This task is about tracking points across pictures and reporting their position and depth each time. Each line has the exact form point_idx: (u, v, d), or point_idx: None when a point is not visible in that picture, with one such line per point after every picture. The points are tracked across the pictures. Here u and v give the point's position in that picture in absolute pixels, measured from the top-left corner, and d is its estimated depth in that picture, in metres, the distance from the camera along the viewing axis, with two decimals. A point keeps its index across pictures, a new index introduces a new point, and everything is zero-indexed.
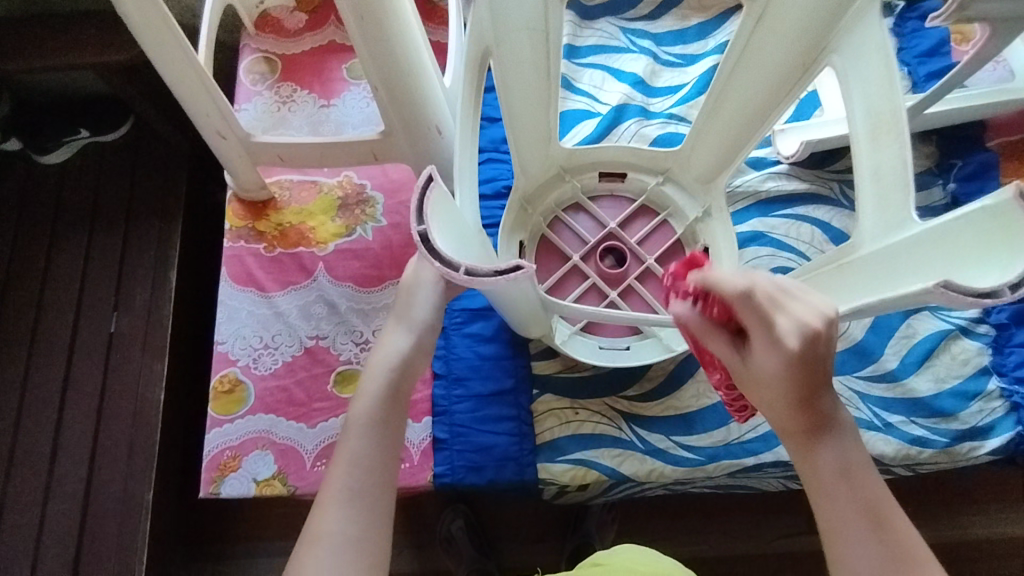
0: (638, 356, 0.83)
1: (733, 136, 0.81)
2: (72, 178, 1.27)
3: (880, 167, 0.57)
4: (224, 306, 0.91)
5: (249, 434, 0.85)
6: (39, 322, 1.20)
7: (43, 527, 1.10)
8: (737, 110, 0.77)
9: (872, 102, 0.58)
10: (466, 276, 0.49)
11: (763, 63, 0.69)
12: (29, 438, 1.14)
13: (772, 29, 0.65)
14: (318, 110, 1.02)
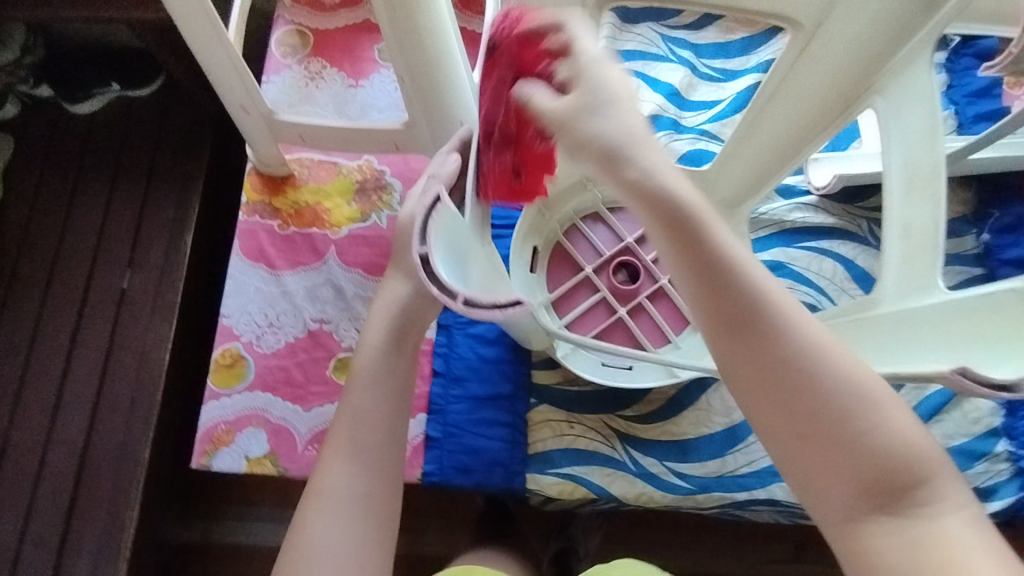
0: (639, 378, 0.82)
1: (767, 161, 0.77)
2: (100, 130, 1.27)
3: (910, 224, 0.64)
4: (232, 280, 0.91)
5: (245, 410, 0.86)
6: (56, 271, 1.22)
7: (43, 471, 1.12)
8: (772, 135, 0.73)
9: (909, 154, 0.64)
10: (464, 306, 0.54)
11: (806, 91, 0.65)
12: (37, 385, 1.16)
13: (821, 57, 0.61)
14: (346, 89, 1.01)
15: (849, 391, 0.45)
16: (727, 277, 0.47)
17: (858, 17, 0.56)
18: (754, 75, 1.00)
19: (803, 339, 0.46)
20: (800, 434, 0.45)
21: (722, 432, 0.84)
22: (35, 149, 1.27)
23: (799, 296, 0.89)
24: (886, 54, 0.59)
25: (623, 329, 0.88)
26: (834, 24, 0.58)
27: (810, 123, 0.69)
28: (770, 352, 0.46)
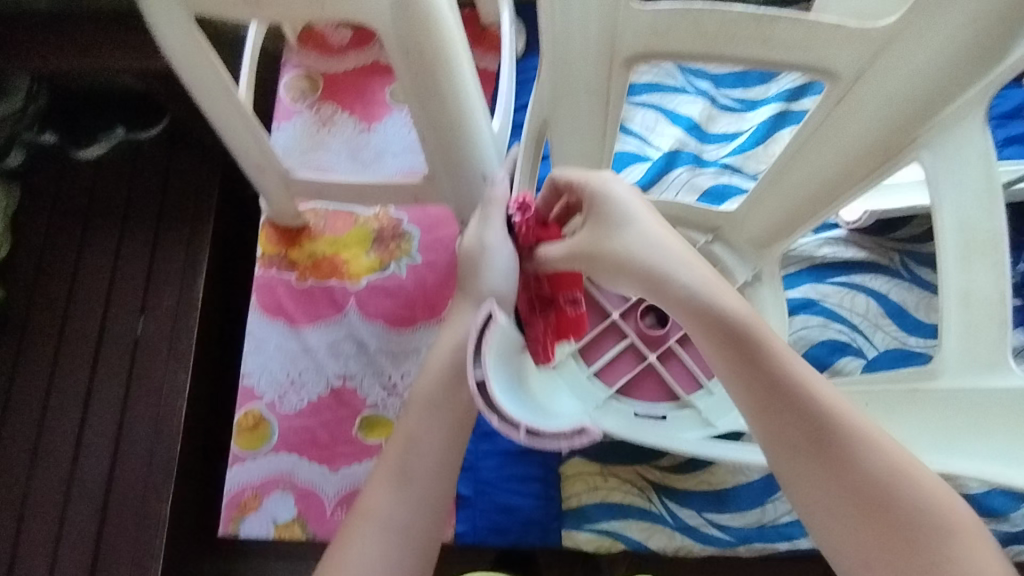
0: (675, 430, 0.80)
1: (800, 205, 0.74)
2: (105, 174, 1.21)
3: (970, 291, 0.55)
4: (252, 337, 0.90)
5: (272, 473, 0.84)
6: (66, 323, 1.14)
7: (62, 533, 1.03)
8: (807, 179, 0.70)
9: (965, 214, 0.55)
10: (525, 437, 0.43)
11: (843, 138, 0.63)
12: (48, 449, 1.07)
13: (862, 105, 0.59)
14: (359, 134, 0.99)
15: (887, 463, 0.44)
16: (761, 356, 0.47)
17: (904, 66, 0.54)
18: (775, 104, 0.98)
19: (839, 415, 0.45)
20: (841, 507, 0.44)
21: (761, 480, 0.82)
22: (37, 197, 1.21)
23: (833, 334, 0.87)
24: (935, 107, 0.55)
25: (653, 376, 0.85)
26: (876, 72, 0.55)
27: (847, 169, 0.65)
28: (805, 428, 0.45)
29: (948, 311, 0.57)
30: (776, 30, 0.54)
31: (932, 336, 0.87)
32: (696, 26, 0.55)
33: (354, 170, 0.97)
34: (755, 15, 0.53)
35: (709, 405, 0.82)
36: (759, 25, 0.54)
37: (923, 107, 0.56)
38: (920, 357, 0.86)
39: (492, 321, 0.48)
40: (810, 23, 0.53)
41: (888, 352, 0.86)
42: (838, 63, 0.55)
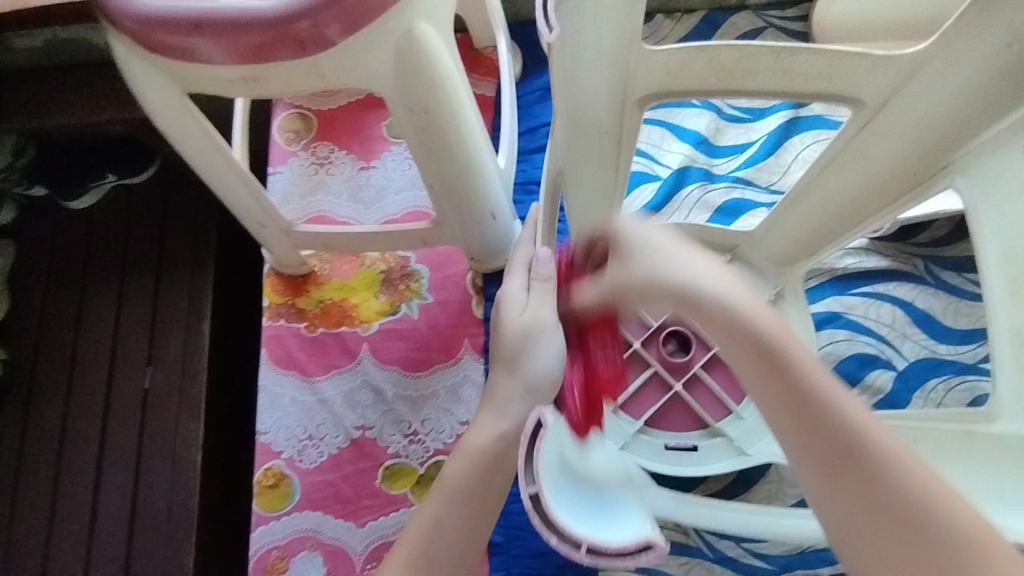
0: (707, 460, 0.80)
1: (821, 229, 0.71)
2: (100, 225, 1.17)
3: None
4: (265, 392, 0.87)
5: (297, 532, 0.82)
6: (72, 382, 1.10)
7: None
8: (827, 205, 0.68)
9: (1011, 250, 0.49)
10: (588, 556, 0.42)
11: (866, 164, 0.61)
12: (64, 517, 1.03)
13: (886, 133, 0.57)
14: (358, 172, 0.96)
15: (949, 521, 0.34)
16: (801, 387, 0.37)
17: (930, 97, 0.52)
18: (783, 110, 0.95)
19: (894, 468, 0.36)
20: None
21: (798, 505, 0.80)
22: (33, 255, 1.16)
23: (861, 348, 0.85)
24: (965, 135, 0.53)
25: (681, 404, 0.83)
26: (901, 101, 0.53)
27: (872, 194, 0.63)
28: (866, 482, 0.36)
29: (1001, 349, 0.51)
30: (796, 62, 0.52)
31: (963, 343, 0.84)
32: (713, 62, 0.53)
33: (357, 210, 0.94)
34: (774, 49, 0.52)
35: (741, 432, 0.80)
36: (777, 60, 0.52)
37: (952, 137, 0.53)
38: (953, 365, 0.83)
39: (543, 427, 0.44)
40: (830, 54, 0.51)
41: (919, 362, 0.84)
42: (861, 89, 0.54)
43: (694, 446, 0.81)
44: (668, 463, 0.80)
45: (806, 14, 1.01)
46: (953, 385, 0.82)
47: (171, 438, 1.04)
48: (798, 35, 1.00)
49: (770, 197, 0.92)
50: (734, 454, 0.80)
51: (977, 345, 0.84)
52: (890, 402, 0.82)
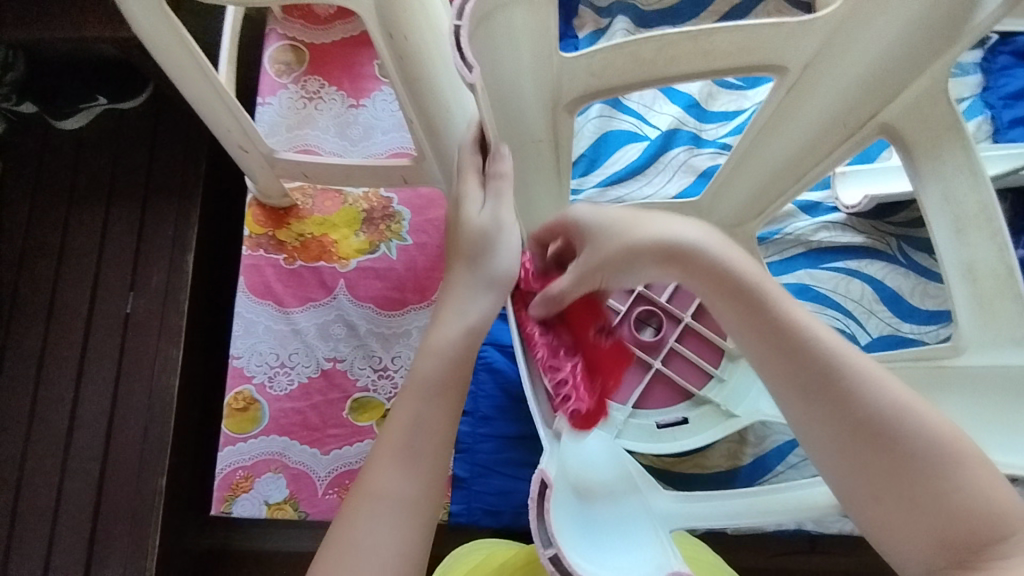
0: (698, 427, 0.81)
1: (766, 186, 0.72)
2: (88, 146, 1.16)
3: (973, 264, 0.52)
4: (240, 319, 0.88)
5: (262, 455, 0.85)
6: (54, 300, 1.10)
7: (59, 508, 1.01)
8: (769, 163, 0.69)
9: (948, 190, 0.52)
10: None
11: (801, 120, 0.62)
12: (41, 428, 1.05)
13: (813, 89, 0.59)
14: (347, 110, 0.96)
15: (932, 442, 0.40)
16: (796, 338, 0.43)
17: (854, 50, 0.54)
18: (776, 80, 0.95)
19: (887, 414, 0.40)
20: (874, 492, 0.40)
21: (753, 464, 0.83)
22: (22, 171, 1.16)
23: (826, 321, 0.87)
24: (892, 88, 0.54)
25: (663, 381, 0.84)
26: (825, 58, 0.55)
27: (812, 149, 0.65)
28: (840, 407, 0.41)
29: (953, 288, 0.54)
30: (715, 42, 0.53)
31: (927, 323, 0.86)
32: (634, 56, 0.54)
33: (343, 147, 0.94)
34: (691, 35, 0.52)
35: (724, 395, 0.81)
36: (695, 43, 0.52)
37: (876, 82, 0.55)
38: (914, 343, 0.85)
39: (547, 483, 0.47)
40: (748, 30, 0.52)
41: (881, 338, 0.86)
42: (786, 57, 0.55)
43: (683, 417, 0.82)
44: (661, 440, 0.81)
45: None
46: None
47: (150, 360, 1.06)
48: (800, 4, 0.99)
49: None
50: (724, 418, 0.81)
51: (939, 326, 0.85)
52: None
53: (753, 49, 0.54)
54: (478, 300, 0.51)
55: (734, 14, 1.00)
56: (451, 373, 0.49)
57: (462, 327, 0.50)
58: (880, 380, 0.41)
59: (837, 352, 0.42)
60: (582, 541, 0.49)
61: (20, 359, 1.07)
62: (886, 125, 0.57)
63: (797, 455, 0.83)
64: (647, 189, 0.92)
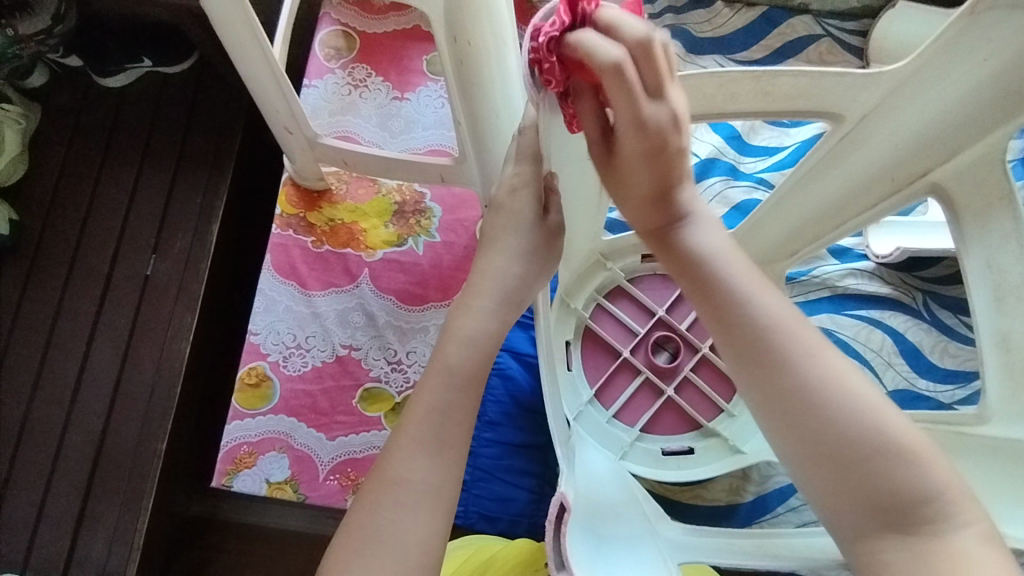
0: (702, 460, 0.81)
1: (802, 229, 0.72)
2: (128, 106, 1.17)
3: (1009, 335, 0.52)
4: (262, 296, 0.89)
5: (269, 433, 0.85)
6: (77, 253, 1.11)
7: (58, 459, 1.02)
8: (811, 206, 0.68)
9: (994, 253, 0.53)
10: None
11: (848, 166, 0.61)
12: (49, 379, 1.05)
13: (869, 139, 0.58)
14: (390, 101, 0.96)
15: (866, 426, 0.39)
16: (736, 316, 0.43)
17: (913, 105, 0.53)
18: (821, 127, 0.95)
19: (826, 381, 0.41)
20: (809, 453, 0.40)
21: (753, 503, 0.83)
22: (60, 123, 1.17)
23: None
24: (945, 148, 0.55)
25: (672, 409, 0.84)
26: (885, 109, 0.54)
27: (856, 197, 0.64)
28: (776, 384, 0.41)
29: (983, 355, 0.54)
30: (776, 84, 0.53)
31: (944, 382, 0.85)
32: (695, 90, 0.53)
33: (383, 138, 0.95)
34: (754, 74, 0.52)
35: (733, 430, 0.81)
36: (757, 83, 0.53)
37: (931, 138, 0.55)
38: (928, 401, 0.85)
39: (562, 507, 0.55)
40: (811, 76, 0.52)
41: (898, 392, 0.85)
42: (844, 104, 0.55)
43: (688, 447, 0.82)
44: (666, 468, 0.81)
45: (866, 30, 1.00)
46: None
47: (164, 323, 1.07)
48: (852, 49, 0.99)
49: None
50: (728, 453, 0.80)
51: (957, 386, 0.85)
52: None
53: (816, 94, 0.54)
54: (510, 315, 0.53)
55: (784, 50, 1.00)
56: (472, 379, 0.50)
57: (489, 333, 0.51)
58: (817, 343, 0.42)
59: (771, 307, 0.43)
60: (593, 548, 0.56)
61: (37, 309, 1.08)
62: (936, 185, 0.58)
63: (798, 499, 0.83)
64: None
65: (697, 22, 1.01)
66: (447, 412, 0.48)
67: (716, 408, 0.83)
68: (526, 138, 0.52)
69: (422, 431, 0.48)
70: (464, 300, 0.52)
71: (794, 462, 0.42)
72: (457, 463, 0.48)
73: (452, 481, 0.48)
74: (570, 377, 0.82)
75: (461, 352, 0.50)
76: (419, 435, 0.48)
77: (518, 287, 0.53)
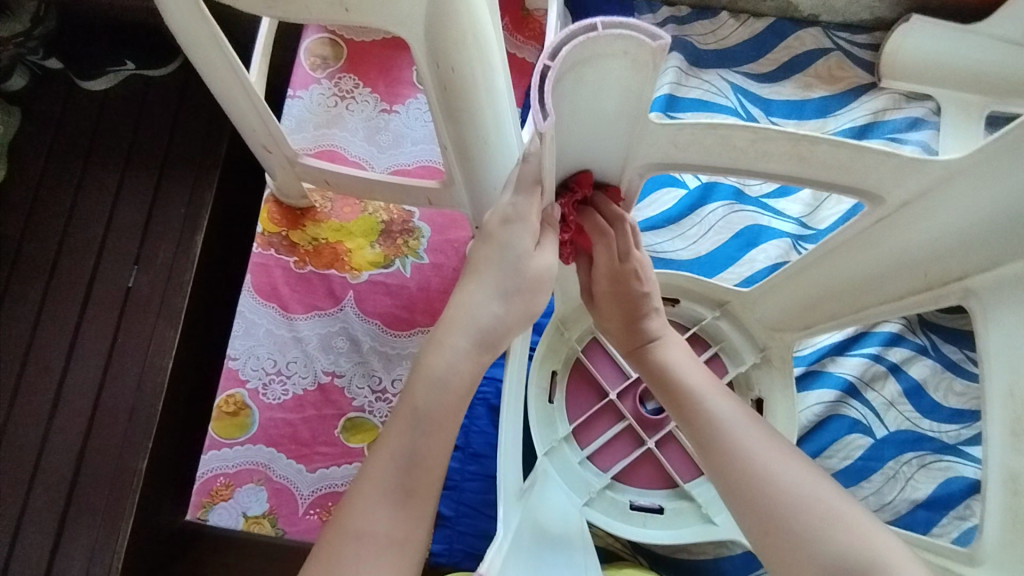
0: (672, 523, 0.76)
1: (820, 303, 0.68)
2: (111, 109, 1.06)
3: (1019, 475, 0.45)
4: (242, 318, 0.85)
5: (246, 464, 0.81)
6: (56, 264, 1.00)
7: (28, 497, 0.90)
8: (831, 281, 0.64)
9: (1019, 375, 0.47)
10: None
11: (878, 250, 0.57)
12: (22, 410, 0.93)
13: (904, 228, 0.54)
14: (378, 114, 0.92)
15: (804, 498, 0.46)
16: (698, 415, 0.53)
17: (962, 200, 0.49)
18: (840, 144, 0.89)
19: (770, 465, 0.48)
20: (764, 531, 0.47)
21: (742, 556, 0.79)
22: (37, 125, 1.06)
23: (844, 411, 0.83)
24: (990, 256, 0.50)
25: (652, 460, 0.80)
26: (930, 201, 0.50)
27: (880, 283, 0.60)
28: (728, 466, 0.49)
29: (989, 493, 0.47)
30: (814, 152, 0.50)
31: (948, 422, 0.82)
32: (723, 141, 0.51)
33: (370, 153, 0.91)
34: (794, 137, 0.49)
35: (710, 497, 0.76)
36: (796, 145, 0.49)
37: (969, 241, 0.50)
38: (931, 442, 0.81)
39: None
40: (855, 149, 0.49)
41: (899, 434, 0.82)
42: (886, 187, 0.51)
43: (660, 507, 0.77)
44: (632, 524, 0.76)
45: (877, 43, 0.95)
46: (928, 462, 0.80)
47: (145, 341, 0.96)
48: (863, 63, 0.94)
49: (796, 229, 0.88)
50: (700, 521, 0.76)
51: (962, 426, 0.81)
52: (856, 469, 0.81)
53: (857, 170, 0.50)
54: (484, 356, 0.48)
55: (791, 65, 0.95)
56: (441, 422, 0.45)
57: (461, 375, 0.46)
58: (764, 435, 0.51)
59: (725, 409, 0.53)
60: None
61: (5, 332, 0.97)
62: (970, 293, 0.53)
63: None
64: (680, 241, 0.88)
65: (700, 33, 0.96)
66: (414, 457, 0.44)
67: (698, 469, 0.79)
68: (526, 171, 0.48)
69: (387, 479, 0.44)
70: (436, 335, 0.47)
71: (756, 541, 0.48)
72: (428, 511, 0.45)
73: (421, 539, 0.44)
74: (550, 409, 0.79)
75: (429, 397, 0.45)
76: (383, 484, 0.44)
77: (495, 328, 0.48)
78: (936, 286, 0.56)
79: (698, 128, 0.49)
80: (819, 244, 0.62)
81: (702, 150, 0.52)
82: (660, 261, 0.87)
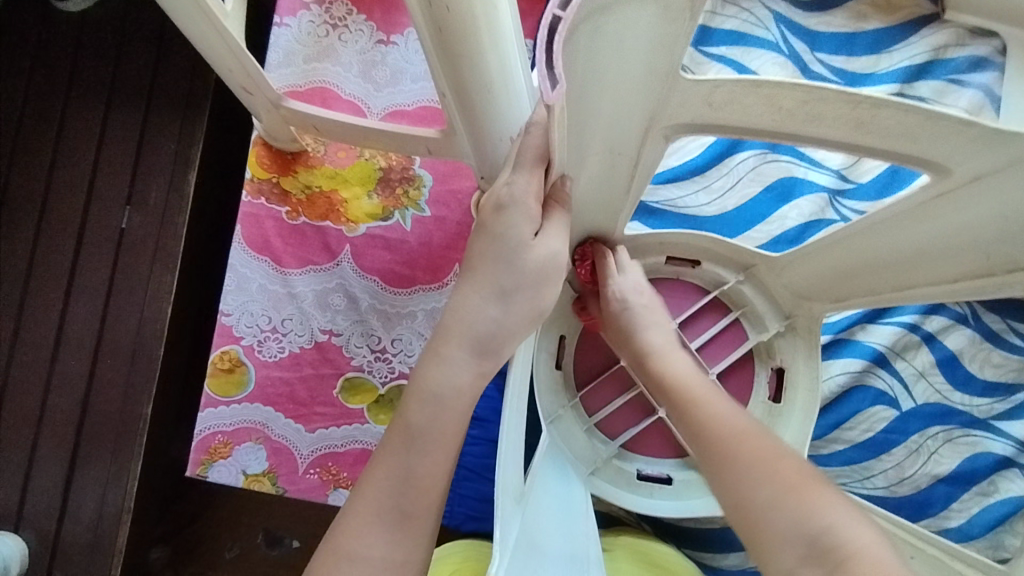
0: (680, 494, 0.73)
1: (856, 275, 0.62)
2: (89, 33, 0.96)
3: None
4: (233, 272, 0.80)
5: (244, 423, 0.79)
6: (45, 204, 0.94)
7: (36, 444, 0.89)
8: (872, 253, 0.58)
9: None
10: None
11: (934, 224, 0.51)
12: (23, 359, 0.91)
13: (972, 204, 0.47)
14: (374, 46, 0.83)
15: (770, 477, 0.46)
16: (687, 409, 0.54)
17: None
18: (888, 86, 0.80)
19: (748, 454, 0.49)
20: (738, 513, 0.47)
21: None
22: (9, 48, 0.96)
23: (870, 381, 0.79)
24: None
25: (661, 429, 0.76)
26: (1005, 179, 0.43)
27: (931, 260, 0.54)
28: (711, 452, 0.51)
29: None
30: (876, 116, 0.42)
31: (981, 395, 0.77)
32: (767, 101, 0.43)
33: (365, 91, 0.82)
34: (852, 98, 0.41)
35: None
36: (854, 110, 0.42)
37: None
38: (960, 416, 0.77)
39: None
40: (922, 116, 0.41)
41: (926, 406, 0.78)
42: (955, 161, 0.44)
43: (668, 477, 0.75)
44: (639, 494, 0.74)
45: None
46: (955, 437, 0.77)
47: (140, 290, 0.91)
48: None
49: (834, 183, 0.79)
50: (710, 493, 0.72)
51: (995, 400, 0.77)
52: (878, 442, 0.78)
53: (925, 140, 0.43)
54: (485, 368, 0.44)
55: None
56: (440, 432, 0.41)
57: (459, 390, 0.43)
58: (749, 430, 0.51)
59: (731, 427, 0.51)
60: None
61: (0, 278, 0.92)
62: None
63: None
64: (704, 196, 0.80)
65: None
66: (408, 479, 0.42)
67: None
68: (535, 140, 0.40)
69: (382, 500, 0.41)
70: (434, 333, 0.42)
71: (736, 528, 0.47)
72: (425, 532, 0.41)
73: (417, 561, 0.41)
74: (557, 376, 0.75)
75: (424, 415, 0.43)
76: (377, 505, 0.41)
77: (495, 334, 0.44)
78: (998, 271, 0.50)
79: (739, 85, 0.41)
80: (866, 213, 0.55)
81: (738, 109, 0.44)
82: (681, 216, 0.80)
